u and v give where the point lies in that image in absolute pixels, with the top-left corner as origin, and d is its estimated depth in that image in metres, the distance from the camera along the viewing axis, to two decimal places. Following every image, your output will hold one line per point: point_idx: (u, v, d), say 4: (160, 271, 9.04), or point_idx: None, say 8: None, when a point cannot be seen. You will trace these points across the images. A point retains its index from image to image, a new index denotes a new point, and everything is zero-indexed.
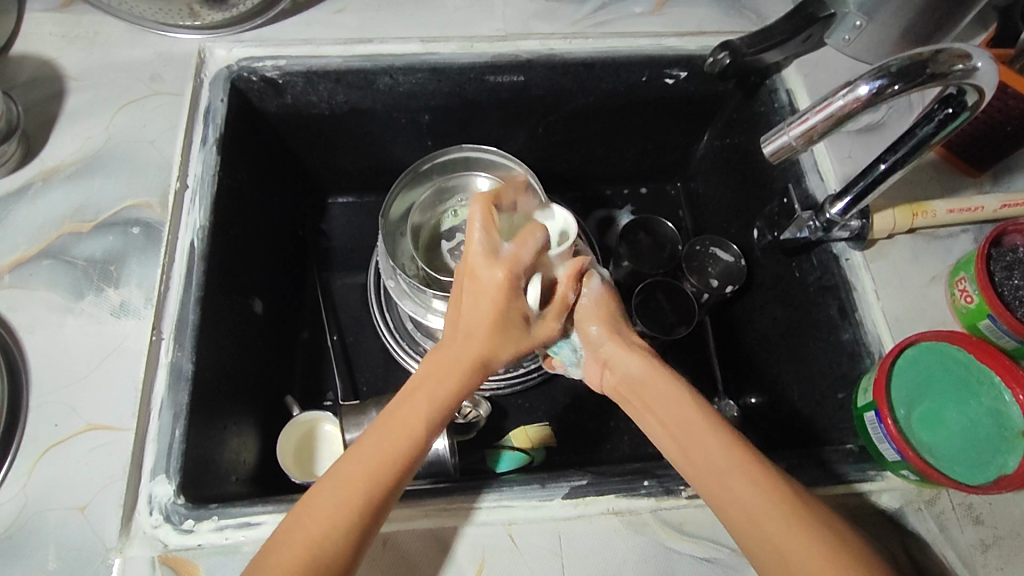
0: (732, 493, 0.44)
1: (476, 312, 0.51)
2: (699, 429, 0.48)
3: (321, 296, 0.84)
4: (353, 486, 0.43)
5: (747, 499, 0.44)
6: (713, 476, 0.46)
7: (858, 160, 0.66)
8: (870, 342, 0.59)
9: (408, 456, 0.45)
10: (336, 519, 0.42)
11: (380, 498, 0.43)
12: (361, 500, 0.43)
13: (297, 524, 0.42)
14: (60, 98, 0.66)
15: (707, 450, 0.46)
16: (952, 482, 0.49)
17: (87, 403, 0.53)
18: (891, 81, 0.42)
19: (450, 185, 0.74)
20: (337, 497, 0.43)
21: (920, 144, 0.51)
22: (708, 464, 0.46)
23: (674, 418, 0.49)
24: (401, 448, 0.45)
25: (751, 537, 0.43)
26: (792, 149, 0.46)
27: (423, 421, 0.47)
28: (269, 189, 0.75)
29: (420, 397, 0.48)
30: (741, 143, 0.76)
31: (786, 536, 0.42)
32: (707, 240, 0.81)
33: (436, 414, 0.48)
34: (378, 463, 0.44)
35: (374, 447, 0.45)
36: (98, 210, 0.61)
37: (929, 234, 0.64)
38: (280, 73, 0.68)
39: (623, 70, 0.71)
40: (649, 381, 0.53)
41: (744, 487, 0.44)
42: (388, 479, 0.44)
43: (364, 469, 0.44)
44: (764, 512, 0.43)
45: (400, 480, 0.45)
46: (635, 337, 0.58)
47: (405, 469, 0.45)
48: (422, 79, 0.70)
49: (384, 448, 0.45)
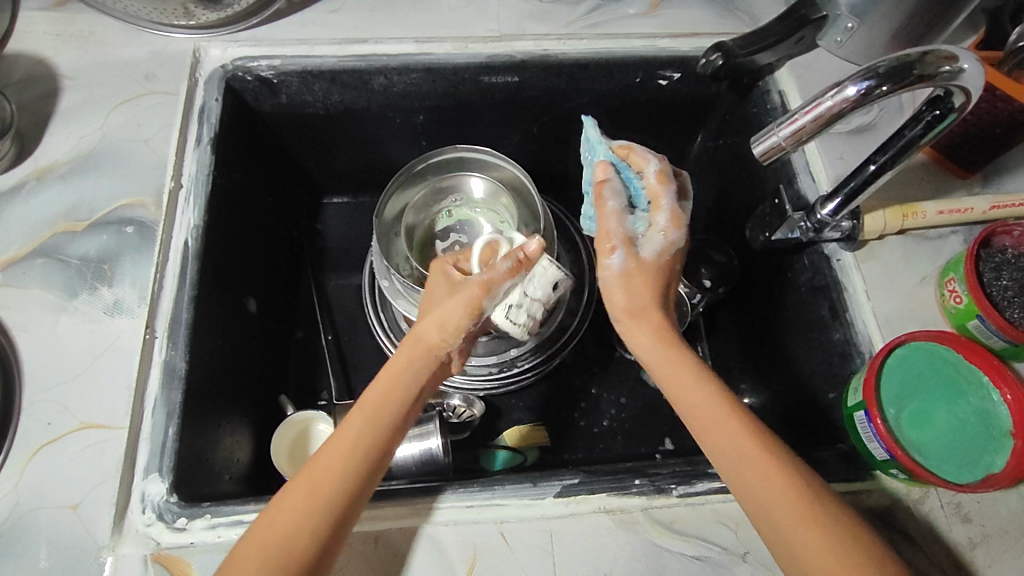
0: (755, 480, 0.44)
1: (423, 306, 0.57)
2: (714, 414, 0.47)
3: (316, 296, 0.84)
4: (296, 496, 0.44)
5: (768, 490, 0.44)
6: (733, 465, 0.45)
7: (849, 161, 0.66)
8: (861, 343, 0.60)
9: (356, 454, 0.46)
10: (291, 524, 0.43)
11: (322, 506, 0.43)
12: (312, 502, 0.43)
13: (257, 532, 0.43)
14: (54, 96, 0.66)
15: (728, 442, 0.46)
16: (940, 480, 0.49)
17: (80, 401, 0.53)
18: (879, 82, 0.43)
19: (444, 185, 0.75)
20: (283, 510, 0.43)
21: (908, 146, 0.51)
22: (729, 449, 0.46)
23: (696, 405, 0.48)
24: (349, 446, 0.46)
25: (773, 529, 0.43)
26: (781, 149, 0.46)
27: (362, 420, 0.47)
28: (263, 188, 0.75)
29: (363, 402, 0.49)
30: (735, 144, 0.76)
31: (798, 529, 0.42)
32: (700, 241, 0.80)
33: (382, 413, 0.48)
34: (325, 465, 0.45)
35: (322, 451, 0.46)
36: (92, 209, 0.62)
37: (920, 235, 0.64)
38: (275, 73, 0.68)
39: (618, 71, 0.72)
40: (664, 363, 0.51)
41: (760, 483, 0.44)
42: (333, 485, 0.44)
43: (307, 480, 0.44)
44: (782, 504, 0.43)
45: (343, 488, 0.44)
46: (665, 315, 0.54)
47: (348, 475, 0.45)
48: (417, 79, 0.71)
49: (330, 451, 0.46)
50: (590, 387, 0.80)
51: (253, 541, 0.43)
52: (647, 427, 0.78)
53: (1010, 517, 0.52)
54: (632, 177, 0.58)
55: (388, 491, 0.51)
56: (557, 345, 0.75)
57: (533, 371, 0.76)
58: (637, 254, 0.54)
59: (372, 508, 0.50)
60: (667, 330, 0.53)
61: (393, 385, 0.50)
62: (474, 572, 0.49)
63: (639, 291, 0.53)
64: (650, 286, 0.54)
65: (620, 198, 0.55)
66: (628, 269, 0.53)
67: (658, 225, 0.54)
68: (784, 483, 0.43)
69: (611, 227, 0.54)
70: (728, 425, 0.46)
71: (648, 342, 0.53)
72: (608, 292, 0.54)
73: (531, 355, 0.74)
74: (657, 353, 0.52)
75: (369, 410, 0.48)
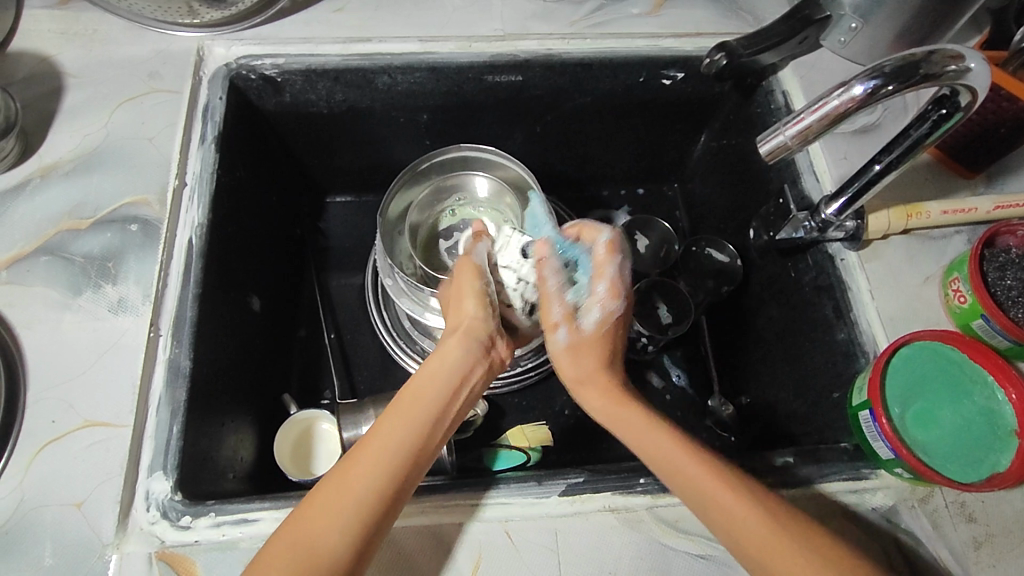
0: (724, 509, 0.46)
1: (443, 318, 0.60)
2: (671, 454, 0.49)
3: (319, 295, 0.84)
4: (327, 498, 0.44)
5: (740, 514, 0.45)
6: (699, 499, 0.47)
7: (853, 161, 0.66)
8: (865, 343, 0.60)
9: (389, 458, 0.45)
10: (323, 529, 0.42)
11: (359, 505, 0.43)
12: (345, 507, 0.43)
13: (287, 535, 0.43)
14: (58, 94, 0.66)
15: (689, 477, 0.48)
16: (946, 480, 0.49)
17: (84, 399, 0.53)
18: (885, 81, 0.43)
19: (448, 185, 0.75)
20: (315, 516, 0.43)
21: (914, 146, 0.51)
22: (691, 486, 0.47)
23: (654, 445, 0.50)
24: (383, 450, 0.46)
25: (756, 552, 0.45)
26: (787, 148, 0.46)
27: (396, 423, 0.47)
28: (267, 187, 0.75)
29: (397, 406, 0.49)
30: (738, 144, 0.76)
31: (780, 553, 0.44)
32: (702, 240, 0.82)
33: (417, 416, 0.48)
34: (358, 468, 0.45)
35: (355, 455, 0.46)
36: (96, 207, 0.61)
37: (923, 235, 0.64)
38: (278, 71, 0.68)
39: (621, 71, 0.72)
40: (620, 416, 0.53)
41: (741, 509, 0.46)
42: (366, 485, 0.44)
43: (337, 481, 0.44)
44: (770, 537, 0.44)
45: (376, 489, 0.44)
46: (614, 374, 0.56)
47: (384, 473, 0.45)
48: (421, 78, 0.71)
49: (364, 454, 0.46)
50: None
51: (280, 545, 0.42)
52: None
53: (1015, 517, 0.52)
54: (571, 251, 0.58)
55: None
56: None
57: (536, 370, 0.76)
58: (575, 327, 0.56)
59: None
60: (615, 386, 0.55)
61: (428, 387, 0.50)
62: (479, 571, 0.49)
63: (579, 359, 0.56)
64: (595, 352, 0.56)
65: (557, 276, 0.56)
66: (571, 344, 0.56)
67: (598, 295, 0.56)
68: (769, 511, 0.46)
69: (548, 302, 0.57)
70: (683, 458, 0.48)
71: (599, 401, 0.55)
72: (560, 364, 0.57)
73: (534, 355, 0.74)
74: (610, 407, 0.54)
75: (405, 413, 0.48)
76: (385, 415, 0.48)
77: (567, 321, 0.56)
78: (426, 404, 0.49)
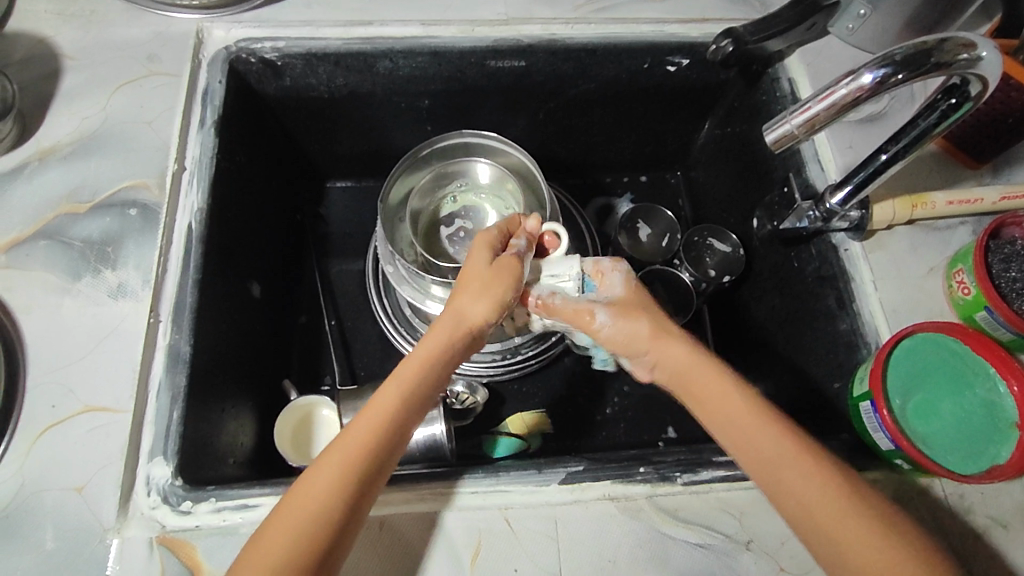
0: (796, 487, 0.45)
1: (455, 283, 0.55)
2: (746, 421, 0.48)
3: (319, 281, 0.83)
4: (323, 466, 0.44)
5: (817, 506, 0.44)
6: (772, 473, 0.46)
7: (858, 151, 0.65)
8: (867, 333, 0.59)
9: (383, 429, 0.45)
10: (317, 498, 0.42)
11: (349, 480, 0.43)
12: (340, 477, 0.43)
13: (281, 508, 0.42)
14: (56, 76, 0.65)
15: (765, 446, 0.47)
16: (946, 471, 0.50)
17: (84, 384, 0.53)
18: (895, 70, 0.42)
19: (449, 170, 0.74)
20: (310, 485, 0.43)
21: (921, 136, 0.50)
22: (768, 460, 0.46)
23: (731, 410, 0.49)
24: (382, 419, 0.46)
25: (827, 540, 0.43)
26: (794, 138, 0.45)
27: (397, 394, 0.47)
28: (267, 172, 0.74)
29: (398, 375, 0.48)
30: (742, 132, 0.76)
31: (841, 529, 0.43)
32: (705, 229, 0.81)
33: (415, 386, 0.48)
34: (354, 439, 0.44)
35: (351, 427, 0.46)
36: (94, 191, 0.61)
37: (927, 225, 0.64)
38: (279, 55, 0.67)
39: (625, 57, 0.71)
40: (683, 369, 0.52)
41: (807, 490, 0.44)
42: (359, 459, 0.44)
43: (335, 450, 0.44)
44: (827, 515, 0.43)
45: (367, 463, 0.44)
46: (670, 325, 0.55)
47: (381, 453, 0.45)
48: (423, 63, 0.70)
49: (359, 425, 0.45)
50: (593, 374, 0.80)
51: (278, 519, 0.42)
52: (649, 416, 0.78)
53: (1014, 508, 0.52)
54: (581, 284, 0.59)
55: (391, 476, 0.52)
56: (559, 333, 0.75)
57: (533, 359, 0.76)
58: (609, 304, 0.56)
59: None
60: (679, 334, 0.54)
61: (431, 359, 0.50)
62: (479, 557, 0.49)
63: (632, 323, 0.55)
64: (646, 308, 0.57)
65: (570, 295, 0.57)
66: (616, 317, 0.55)
67: (603, 271, 0.58)
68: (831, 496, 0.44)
69: (575, 307, 0.56)
70: (769, 440, 0.47)
71: (677, 355, 0.53)
72: (619, 342, 0.55)
73: (533, 343, 0.75)
74: (675, 356, 0.53)
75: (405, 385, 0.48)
76: (388, 382, 0.48)
77: (598, 307, 0.56)
78: (428, 375, 0.49)
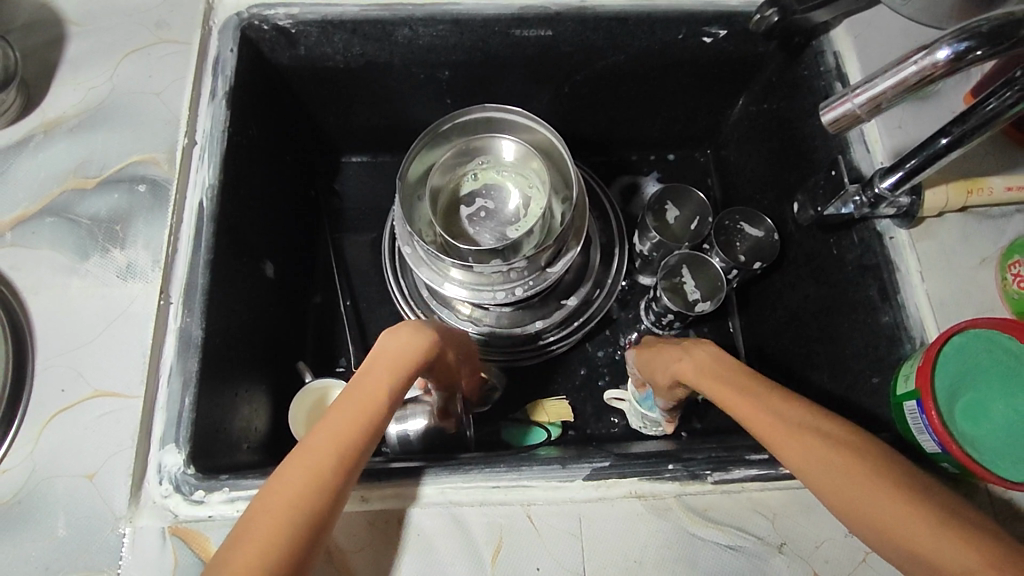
0: (867, 493, 0.40)
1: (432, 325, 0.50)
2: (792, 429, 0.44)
3: (334, 260, 0.81)
4: (302, 458, 0.40)
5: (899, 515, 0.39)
6: (833, 481, 0.41)
7: (909, 131, 0.60)
8: (911, 327, 0.56)
9: (366, 419, 0.42)
10: (293, 491, 0.38)
11: (328, 471, 0.39)
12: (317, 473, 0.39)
13: (259, 504, 0.38)
14: (60, 43, 0.62)
15: (820, 454, 0.42)
16: (994, 477, 0.47)
17: (94, 368, 0.52)
18: (976, 45, 0.37)
19: (471, 146, 0.70)
20: (288, 479, 0.39)
21: (990, 119, 0.46)
22: (826, 466, 0.42)
23: (773, 422, 0.45)
24: (361, 415, 0.42)
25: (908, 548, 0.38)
26: (855, 119, 0.41)
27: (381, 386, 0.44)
28: (279, 147, 0.71)
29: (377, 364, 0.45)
30: (780, 110, 0.71)
31: (927, 538, 0.38)
32: (736, 213, 0.77)
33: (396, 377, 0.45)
34: (335, 428, 0.41)
35: (332, 416, 0.42)
36: (102, 166, 0.58)
37: (981, 213, 0.59)
38: (293, 22, 0.64)
39: (659, 27, 0.66)
40: (707, 376, 0.52)
41: (880, 497, 0.39)
42: (340, 451, 0.40)
43: (312, 441, 0.41)
44: (904, 521, 0.38)
45: (348, 453, 0.41)
46: (675, 354, 0.56)
47: (361, 443, 0.42)
48: (443, 32, 0.66)
49: (339, 414, 0.42)
50: (614, 360, 0.78)
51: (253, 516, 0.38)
52: None
53: None
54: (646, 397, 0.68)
55: (411, 470, 0.50)
56: (581, 320, 0.75)
57: (559, 346, 0.75)
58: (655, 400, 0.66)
59: (394, 486, 0.49)
60: (687, 360, 0.54)
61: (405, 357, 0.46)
62: (498, 555, 0.48)
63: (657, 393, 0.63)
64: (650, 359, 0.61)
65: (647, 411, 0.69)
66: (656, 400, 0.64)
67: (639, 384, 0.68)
68: (907, 507, 0.39)
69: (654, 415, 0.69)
70: (825, 446, 0.42)
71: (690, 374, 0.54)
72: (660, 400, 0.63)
73: (556, 328, 0.74)
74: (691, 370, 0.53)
75: (386, 372, 0.45)
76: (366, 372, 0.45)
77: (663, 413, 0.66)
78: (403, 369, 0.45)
